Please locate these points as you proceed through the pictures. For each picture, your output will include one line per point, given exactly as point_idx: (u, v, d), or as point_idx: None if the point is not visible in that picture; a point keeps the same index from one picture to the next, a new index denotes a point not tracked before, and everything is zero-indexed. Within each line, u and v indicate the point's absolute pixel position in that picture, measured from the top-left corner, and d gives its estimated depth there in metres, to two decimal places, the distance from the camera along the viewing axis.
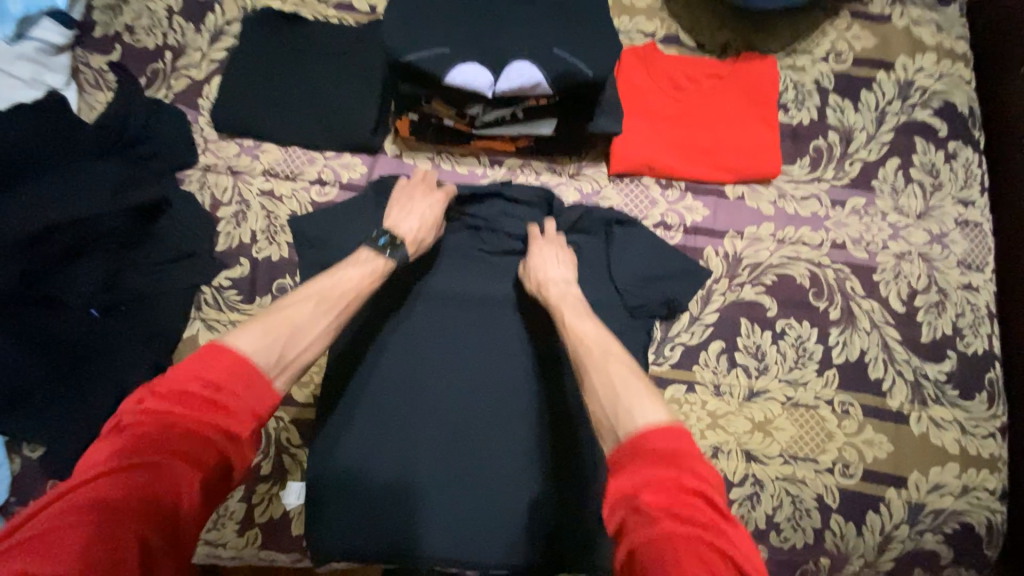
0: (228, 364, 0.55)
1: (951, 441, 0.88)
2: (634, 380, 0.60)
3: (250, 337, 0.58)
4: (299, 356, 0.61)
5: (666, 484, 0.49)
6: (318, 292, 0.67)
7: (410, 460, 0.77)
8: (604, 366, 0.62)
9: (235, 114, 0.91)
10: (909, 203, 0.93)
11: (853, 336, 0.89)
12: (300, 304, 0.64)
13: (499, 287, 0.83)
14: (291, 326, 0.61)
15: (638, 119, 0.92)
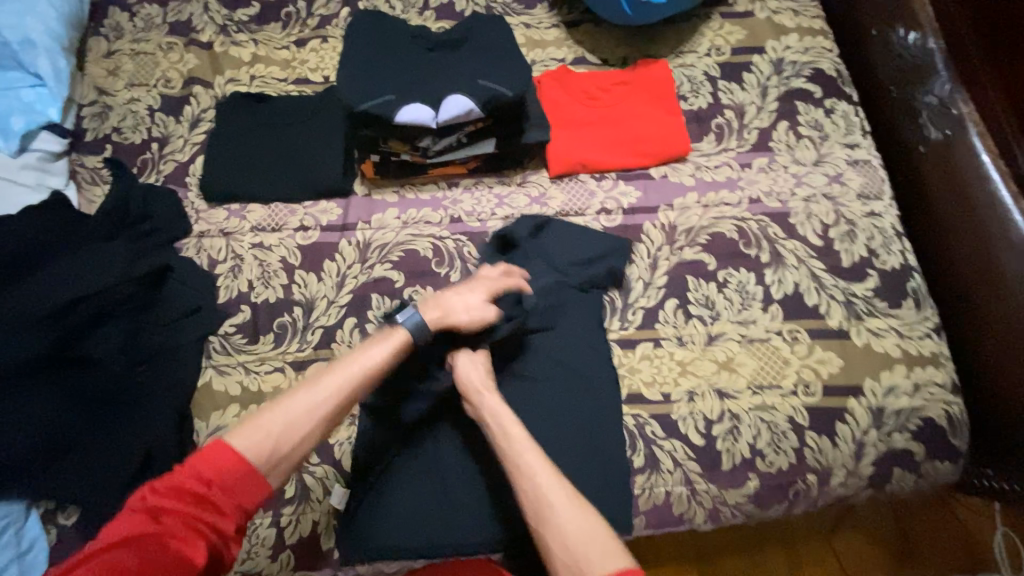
0: (229, 462, 0.64)
1: (892, 346, 0.99)
2: (583, 524, 0.68)
3: (247, 440, 0.66)
4: (293, 451, 0.68)
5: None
6: (330, 381, 0.73)
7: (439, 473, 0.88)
8: (566, 503, 0.69)
9: (221, 184, 1.05)
10: (804, 154, 1.10)
11: (785, 272, 1.02)
12: (299, 395, 0.71)
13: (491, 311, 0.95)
14: (308, 400, 0.71)
15: (565, 128, 1.08)
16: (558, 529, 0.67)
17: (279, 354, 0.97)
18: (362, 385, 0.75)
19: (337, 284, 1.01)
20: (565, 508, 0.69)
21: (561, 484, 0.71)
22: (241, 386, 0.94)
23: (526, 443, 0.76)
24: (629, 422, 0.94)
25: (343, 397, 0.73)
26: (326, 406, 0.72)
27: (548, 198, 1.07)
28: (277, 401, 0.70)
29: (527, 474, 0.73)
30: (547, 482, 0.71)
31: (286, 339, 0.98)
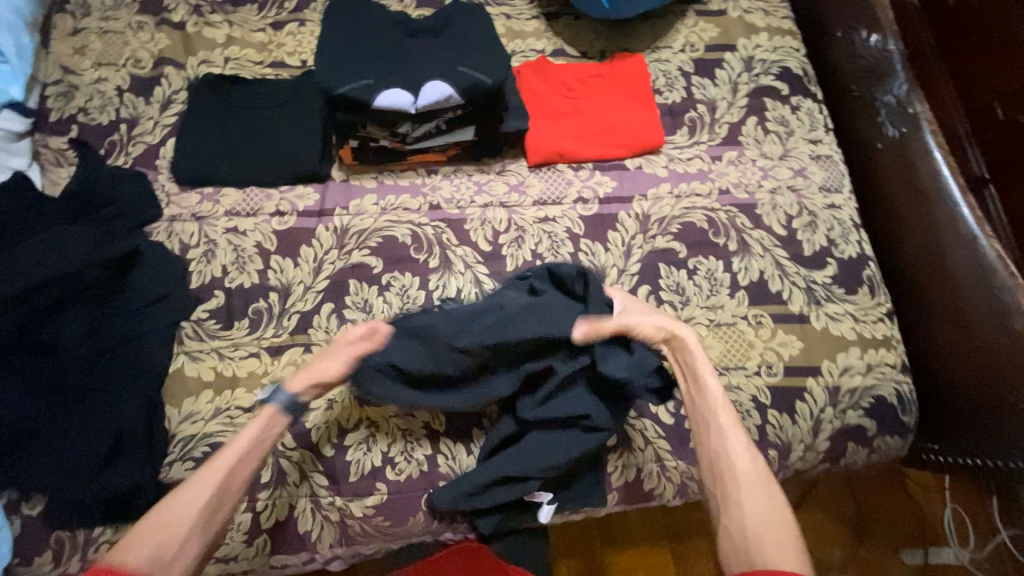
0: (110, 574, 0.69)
1: (848, 329, 1.05)
2: (773, 509, 0.78)
3: (139, 553, 0.72)
4: (187, 549, 0.75)
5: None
6: (204, 476, 0.79)
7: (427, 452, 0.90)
8: (753, 485, 0.80)
9: (194, 168, 1.03)
10: (771, 148, 1.15)
11: (751, 260, 1.07)
12: (190, 488, 0.78)
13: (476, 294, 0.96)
14: (207, 489, 0.78)
15: (543, 118, 1.10)
16: (740, 507, 0.79)
17: (254, 339, 0.96)
18: (246, 467, 0.81)
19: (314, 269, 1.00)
20: (754, 497, 0.80)
21: (755, 477, 0.81)
22: (215, 372, 0.94)
23: (734, 430, 0.85)
24: None
25: (227, 480, 0.79)
26: (198, 505, 0.76)
27: (523, 185, 1.09)
28: (160, 510, 0.76)
29: (725, 454, 0.83)
30: (741, 465, 0.82)
31: (262, 325, 0.97)
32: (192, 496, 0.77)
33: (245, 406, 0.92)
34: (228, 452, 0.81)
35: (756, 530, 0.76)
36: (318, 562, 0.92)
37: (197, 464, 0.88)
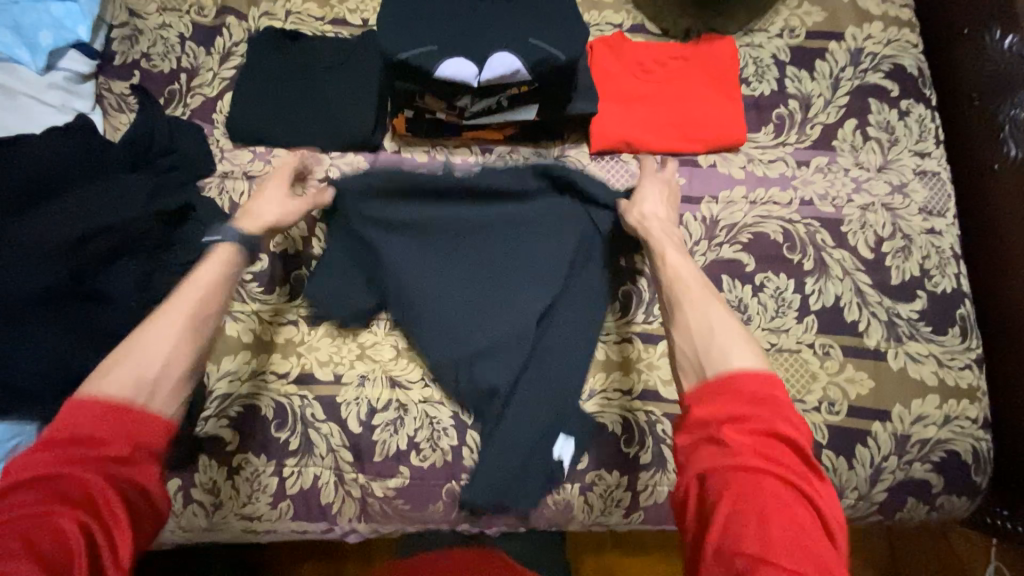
0: (89, 413, 0.59)
1: (929, 374, 0.93)
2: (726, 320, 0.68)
3: (113, 386, 0.61)
4: (166, 377, 0.64)
5: (749, 409, 0.58)
6: (166, 314, 0.68)
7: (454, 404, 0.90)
8: (711, 302, 0.70)
9: (248, 124, 1.01)
10: (868, 158, 1.01)
11: (827, 283, 0.96)
12: (151, 330, 0.66)
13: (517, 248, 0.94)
14: (169, 330, 0.66)
15: (613, 102, 1.01)
16: (691, 329, 0.68)
17: (294, 307, 0.96)
18: (215, 293, 0.72)
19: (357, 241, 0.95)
20: (711, 315, 0.69)
21: (705, 296, 0.71)
22: (254, 335, 0.94)
23: (688, 268, 0.77)
24: (641, 418, 0.91)
25: (194, 312, 0.69)
26: (166, 327, 0.66)
27: (587, 169, 0.96)
28: (122, 357, 0.64)
29: (677, 287, 0.74)
30: (693, 290, 0.72)
31: (302, 294, 0.96)
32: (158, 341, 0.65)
33: (280, 371, 0.93)
34: (200, 281, 0.72)
35: (709, 343, 0.65)
36: (336, 533, 0.94)
37: (231, 423, 0.91)
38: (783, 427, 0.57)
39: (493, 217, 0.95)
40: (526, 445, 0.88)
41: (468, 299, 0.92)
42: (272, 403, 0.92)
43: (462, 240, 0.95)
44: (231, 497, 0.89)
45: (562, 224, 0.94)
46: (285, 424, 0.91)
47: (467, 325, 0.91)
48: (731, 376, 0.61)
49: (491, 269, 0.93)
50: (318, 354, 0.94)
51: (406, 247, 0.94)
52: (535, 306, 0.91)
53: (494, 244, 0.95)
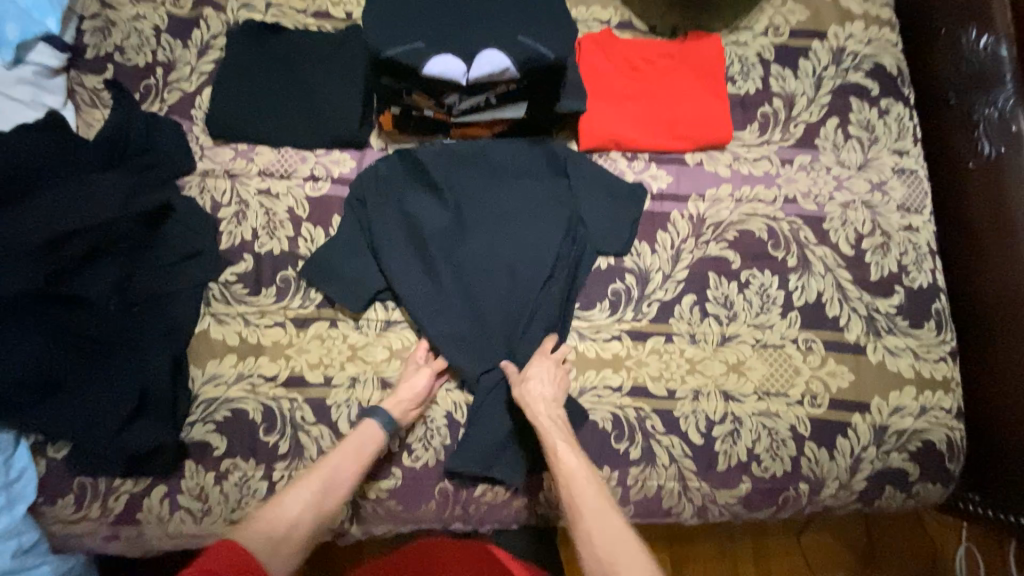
0: (231, 557, 0.57)
1: (906, 366, 0.97)
2: (622, 532, 0.70)
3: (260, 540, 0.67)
4: (282, 566, 0.67)
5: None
6: (313, 482, 0.75)
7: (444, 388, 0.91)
8: (606, 513, 0.73)
9: (228, 121, 0.98)
10: (850, 156, 1.04)
11: (810, 279, 0.98)
12: (294, 493, 0.74)
13: (509, 241, 0.96)
14: (303, 492, 0.74)
15: (601, 100, 1.01)
16: (590, 545, 0.69)
17: (280, 308, 0.94)
18: (344, 478, 0.78)
19: (346, 238, 0.96)
20: (602, 522, 0.71)
21: (618, 535, 0.70)
22: (240, 337, 0.93)
23: (585, 484, 0.77)
24: (630, 414, 0.93)
25: (327, 495, 0.75)
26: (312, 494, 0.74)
27: (572, 169, 0.99)
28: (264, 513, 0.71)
29: (579, 511, 0.74)
30: (598, 521, 0.72)
31: (289, 294, 0.95)
32: (292, 503, 0.72)
33: (267, 374, 0.92)
34: (335, 460, 0.79)
35: (609, 552, 0.68)
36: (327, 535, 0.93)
37: (218, 427, 0.89)
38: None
39: (484, 212, 0.97)
40: (514, 431, 0.91)
41: (464, 291, 0.93)
42: (260, 406, 0.90)
43: (453, 233, 0.96)
44: (220, 503, 0.88)
45: (549, 219, 0.97)
46: (273, 427, 0.90)
47: (464, 317, 0.92)
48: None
49: (484, 257, 0.95)
50: (307, 356, 0.93)
51: (400, 245, 0.94)
52: (527, 298, 0.93)
53: (485, 238, 0.96)
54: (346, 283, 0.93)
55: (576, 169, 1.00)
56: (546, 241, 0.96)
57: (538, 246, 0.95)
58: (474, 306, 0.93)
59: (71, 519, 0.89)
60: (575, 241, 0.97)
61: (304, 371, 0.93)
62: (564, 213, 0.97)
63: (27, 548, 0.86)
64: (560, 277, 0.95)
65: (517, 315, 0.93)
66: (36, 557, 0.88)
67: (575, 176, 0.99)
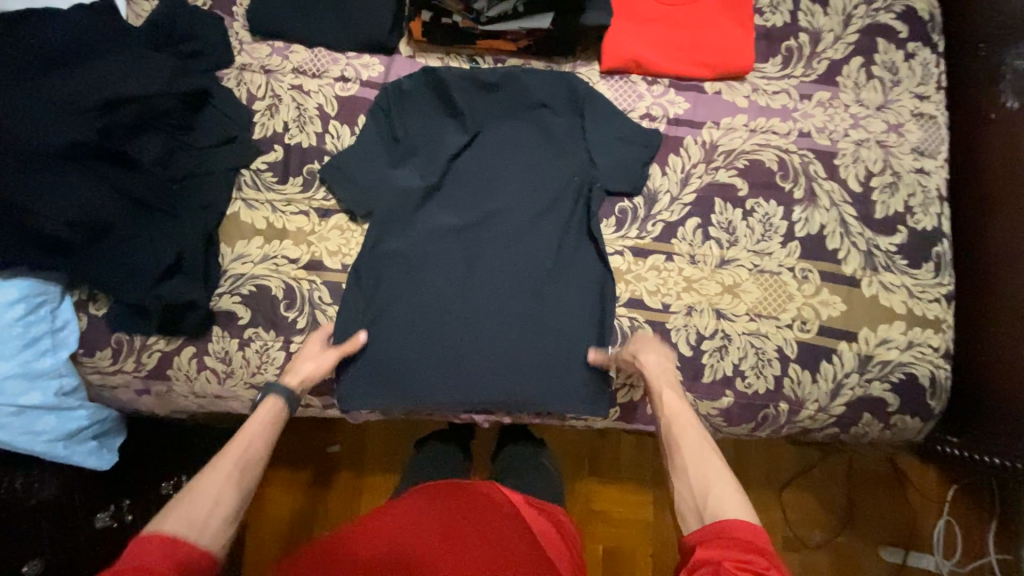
0: (157, 545, 0.64)
1: (899, 303, 1.00)
2: (717, 472, 0.77)
3: (189, 521, 0.69)
4: (220, 533, 0.71)
5: (734, 551, 0.65)
6: (225, 466, 0.77)
7: (432, 296, 0.97)
8: (703, 453, 0.80)
9: (265, 15, 1.02)
10: (869, 96, 1.04)
11: (814, 212, 1.00)
12: (206, 480, 0.75)
13: (514, 172, 1.00)
14: (220, 476, 0.76)
15: (627, 20, 1.02)
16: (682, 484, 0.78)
17: (306, 198, 1.01)
18: (260, 448, 0.82)
19: (363, 143, 0.99)
20: (700, 465, 0.79)
21: (715, 475, 0.77)
22: (267, 222, 1.00)
23: (690, 428, 0.83)
24: (624, 323, 0.99)
25: (246, 467, 0.79)
26: (227, 474, 0.77)
27: (589, 109, 1.00)
28: (182, 502, 0.71)
29: (677, 447, 0.82)
30: (696, 460, 0.79)
31: (315, 186, 1.01)
32: (208, 485, 0.74)
33: (291, 257, 0.99)
34: (245, 435, 0.83)
35: (706, 492, 0.75)
36: (336, 410, 1.03)
37: (243, 300, 0.97)
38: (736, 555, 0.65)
39: (496, 142, 1.01)
40: (499, 344, 0.96)
41: (465, 219, 0.99)
42: (283, 284, 0.98)
43: (463, 161, 1.01)
44: (242, 366, 0.97)
45: (556, 160, 1.00)
46: (294, 304, 0.98)
47: (468, 237, 0.99)
48: (723, 524, 0.69)
49: (493, 188, 1.00)
50: (327, 244, 1.00)
51: (416, 160, 1.00)
52: (523, 231, 0.98)
53: (494, 167, 1.01)
54: (364, 190, 0.98)
55: (592, 108, 1.00)
56: (552, 177, 1.00)
57: (543, 182, 1.00)
58: (474, 232, 0.99)
59: (108, 371, 1.00)
60: (583, 183, 1.00)
61: (324, 257, 1.00)
62: (574, 153, 1.00)
63: (68, 390, 0.96)
64: (559, 216, 0.99)
65: (515, 247, 0.98)
66: (76, 400, 0.97)
67: (592, 117, 1.00)
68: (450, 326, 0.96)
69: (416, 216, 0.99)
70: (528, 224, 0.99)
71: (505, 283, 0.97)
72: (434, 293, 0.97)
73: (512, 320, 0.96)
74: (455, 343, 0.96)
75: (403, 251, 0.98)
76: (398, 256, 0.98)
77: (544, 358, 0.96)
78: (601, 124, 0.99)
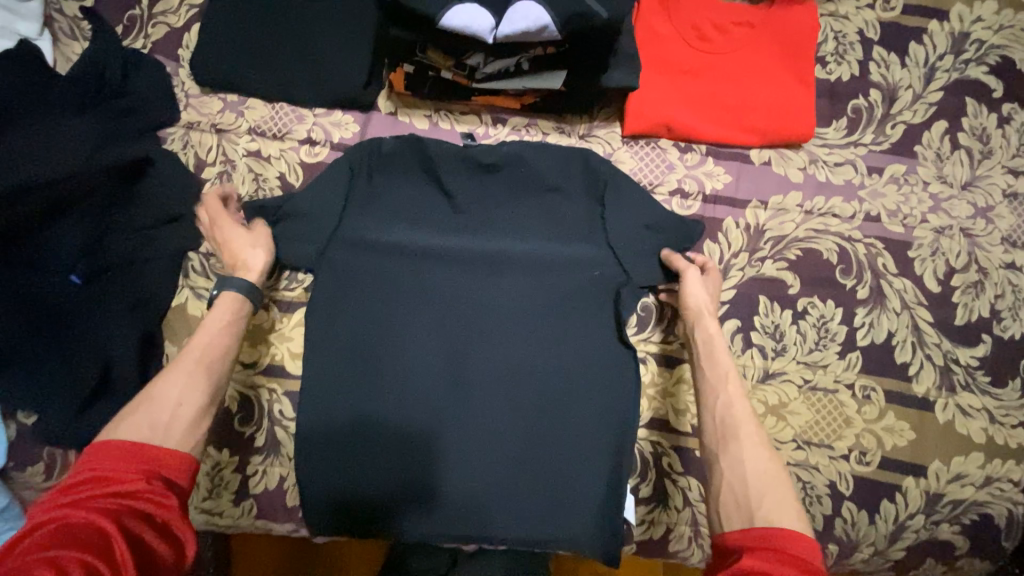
0: (116, 450, 0.54)
1: (977, 430, 0.82)
2: (772, 469, 0.58)
3: (152, 426, 0.57)
4: (187, 438, 0.58)
5: (774, 565, 0.49)
6: (184, 364, 0.63)
7: (409, 402, 0.77)
8: (755, 440, 0.60)
9: (215, 63, 0.84)
10: (953, 171, 0.85)
11: (881, 316, 0.82)
12: (166, 378, 0.62)
13: (515, 251, 0.81)
14: (185, 377, 0.62)
15: (657, 74, 0.83)
16: (722, 476, 0.59)
17: (264, 289, 0.84)
18: (224, 355, 0.66)
19: (319, 205, 0.79)
20: (755, 457, 0.59)
21: (772, 475, 0.57)
22: None
23: (745, 412, 0.63)
24: (645, 448, 0.82)
25: (209, 362, 0.65)
26: (191, 373, 0.63)
27: (612, 192, 0.81)
28: (138, 409, 0.58)
29: (736, 430, 0.61)
30: (749, 445, 0.60)
31: (274, 274, 0.84)
32: (168, 390, 0.60)
33: (246, 361, 0.83)
34: (205, 332, 0.67)
35: (760, 493, 0.56)
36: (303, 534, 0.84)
37: None
38: (776, 562, 0.48)
39: (491, 219, 0.82)
40: (492, 464, 0.77)
41: (445, 308, 0.80)
42: (238, 395, 0.82)
43: (446, 238, 0.82)
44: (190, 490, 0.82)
45: (570, 252, 0.81)
46: (249, 417, 0.82)
47: (457, 328, 0.79)
48: (774, 531, 0.51)
49: (489, 269, 0.81)
50: (290, 344, 0.84)
51: (389, 237, 0.81)
52: (518, 333, 0.79)
53: (485, 248, 0.82)
54: (322, 279, 0.78)
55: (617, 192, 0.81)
56: (565, 269, 0.80)
57: (550, 268, 0.80)
58: (456, 327, 0.79)
59: (40, 489, 0.84)
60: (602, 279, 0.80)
61: (286, 361, 0.84)
62: (593, 245, 0.80)
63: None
64: (570, 327, 0.79)
65: (513, 344, 0.79)
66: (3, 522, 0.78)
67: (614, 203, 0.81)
68: (424, 449, 0.77)
69: (389, 301, 0.79)
70: (530, 318, 0.79)
71: (500, 390, 0.78)
72: (404, 402, 0.77)
73: (504, 443, 0.77)
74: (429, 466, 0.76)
75: (372, 347, 0.78)
76: (360, 356, 0.77)
77: (544, 502, 0.76)
78: (626, 208, 0.80)
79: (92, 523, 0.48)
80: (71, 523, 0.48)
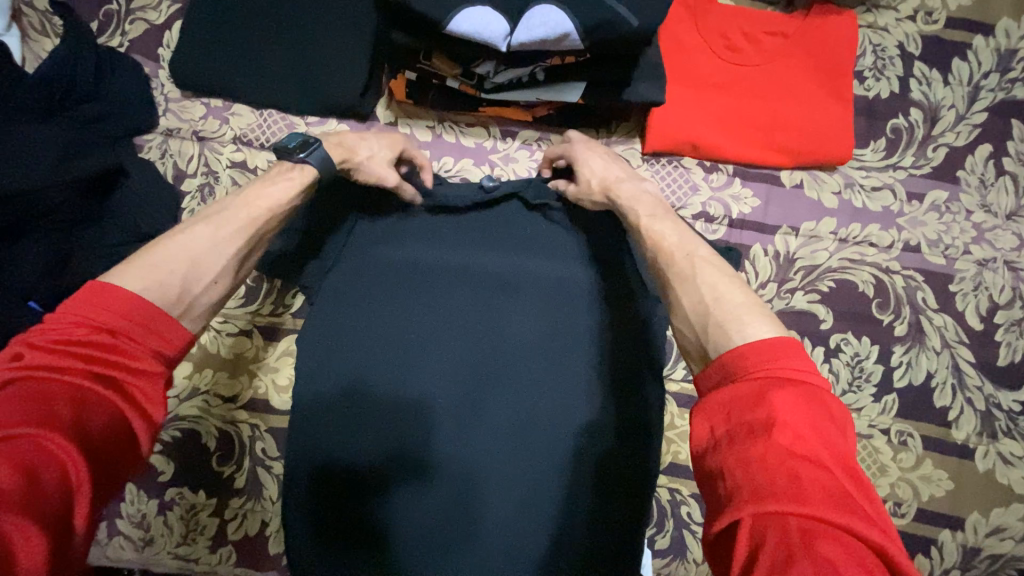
0: (119, 299, 0.41)
1: (1020, 481, 0.76)
2: (734, 296, 0.44)
3: (152, 279, 0.44)
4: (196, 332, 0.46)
5: (754, 402, 0.36)
6: (222, 224, 0.50)
7: (395, 430, 0.62)
8: (709, 268, 0.47)
9: (198, 64, 0.77)
10: (997, 199, 0.79)
11: (920, 355, 0.76)
12: (194, 229, 0.49)
13: (534, 269, 0.67)
14: (215, 236, 0.49)
15: (682, 87, 0.76)
16: (680, 319, 0.46)
17: (246, 315, 0.77)
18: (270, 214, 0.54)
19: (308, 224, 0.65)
20: (706, 283, 0.46)
21: (734, 301, 0.44)
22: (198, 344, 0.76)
23: (687, 246, 0.50)
24: (663, 496, 0.76)
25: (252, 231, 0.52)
26: (223, 239, 0.49)
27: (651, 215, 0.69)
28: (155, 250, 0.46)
29: (674, 272, 0.48)
30: (697, 276, 0.47)
31: (259, 297, 0.77)
32: (199, 248, 0.48)
33: (226, 394, 0.76)
34: (264, 197, 0.54)
35: (720, 327, 0.42)
36: None
37: (164, 450, 0.74)
38: (787, 404, 0.35)
39: (529, 228, 0.69)
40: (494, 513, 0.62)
41: (449, 319, 0.65)
42: (217, 430, 0.75)
43: (466, 234, 0.68)
44: (163, 534, 0.74)
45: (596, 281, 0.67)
46: (229, 455, 0.75)
47: (457, 342, 0.65)
48: (742, 360, 0.38)
49: (503, 286, 0.66)
50: (274, 376, 0.76)
51: (407, 239, 0.67)
52: (531, 358, 0.65)
53: (525, 257, 0.68)
54: None
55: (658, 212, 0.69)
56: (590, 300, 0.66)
57: (572, 288, 0.67)
58: (461, 340, 0.65)
59: None
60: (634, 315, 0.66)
61: (270, 395, 0.76)
62: None
63: None
64: (598, 355, 0.64)
65: (526, 368, 0.64)
66: None
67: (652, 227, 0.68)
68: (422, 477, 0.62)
69: (376, 314, 0.64)
70: (548, 342, 0.65)
71: (508, 419, 0.63)
72: (404, 422, 0.63)
73: (539, 475, 0.62)
74: (424, 495, 0.62)
75: (353, 369, 0.63)
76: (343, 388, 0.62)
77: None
78: None
79: (55, 406, 0.36)
80: (34, 394, 0.36)
